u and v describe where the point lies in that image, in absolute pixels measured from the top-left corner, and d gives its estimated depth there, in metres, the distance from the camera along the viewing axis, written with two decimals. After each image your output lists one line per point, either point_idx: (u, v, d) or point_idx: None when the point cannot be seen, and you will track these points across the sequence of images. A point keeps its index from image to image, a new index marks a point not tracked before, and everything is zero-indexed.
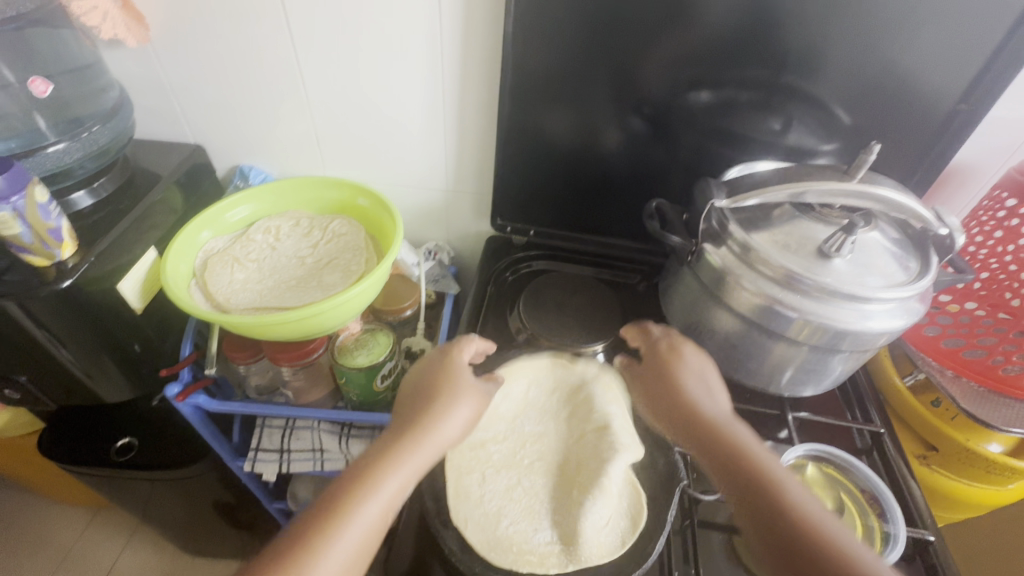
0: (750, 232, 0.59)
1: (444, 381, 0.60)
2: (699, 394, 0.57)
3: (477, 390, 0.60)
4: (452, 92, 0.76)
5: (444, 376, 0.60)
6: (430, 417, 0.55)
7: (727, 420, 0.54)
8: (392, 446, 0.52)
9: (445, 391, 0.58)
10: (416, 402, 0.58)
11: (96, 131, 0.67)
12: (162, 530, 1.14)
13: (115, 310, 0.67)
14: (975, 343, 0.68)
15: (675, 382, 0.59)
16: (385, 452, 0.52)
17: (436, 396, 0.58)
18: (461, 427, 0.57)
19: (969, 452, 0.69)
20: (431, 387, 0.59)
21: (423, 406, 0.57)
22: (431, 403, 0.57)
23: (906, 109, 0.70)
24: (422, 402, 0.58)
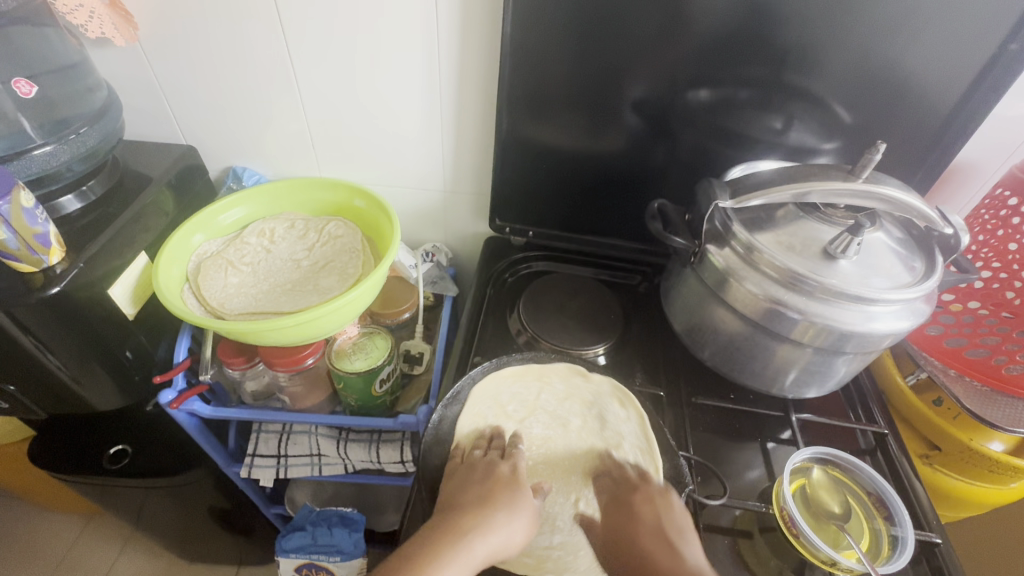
0: (754, 233, 0.59)
1: (508, 488, 0.57)
2: (660, 546, 0.53)
3: (532, 509, 0.57)
4: (449, 92, 0.75)
5: (505, 485, 0.57)
6: (487, 524, 0.53)
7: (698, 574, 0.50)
8: (457, 532, 0.51)
9: (506, 497, 0.56)
10: (472, 491, 0.56)
11: (84, 132, 0.65)
12: (157, 536, 1.12)
13: (105, 316, 0.66)
14: (978, 343, 0.68)
15: (643, 541, 0.54)
16: (451, 535, 0.51)
17: (496, 500, 0.55)
18: (509, 547, 0.54)
19: (972, 451, 0.69)
20: (490, 475, 0.58)
21: (483, 501, 0.54)
22: (492, 512, 0.54)
23: (909, 108, 0.70)
24: (481, 489, 0.56)
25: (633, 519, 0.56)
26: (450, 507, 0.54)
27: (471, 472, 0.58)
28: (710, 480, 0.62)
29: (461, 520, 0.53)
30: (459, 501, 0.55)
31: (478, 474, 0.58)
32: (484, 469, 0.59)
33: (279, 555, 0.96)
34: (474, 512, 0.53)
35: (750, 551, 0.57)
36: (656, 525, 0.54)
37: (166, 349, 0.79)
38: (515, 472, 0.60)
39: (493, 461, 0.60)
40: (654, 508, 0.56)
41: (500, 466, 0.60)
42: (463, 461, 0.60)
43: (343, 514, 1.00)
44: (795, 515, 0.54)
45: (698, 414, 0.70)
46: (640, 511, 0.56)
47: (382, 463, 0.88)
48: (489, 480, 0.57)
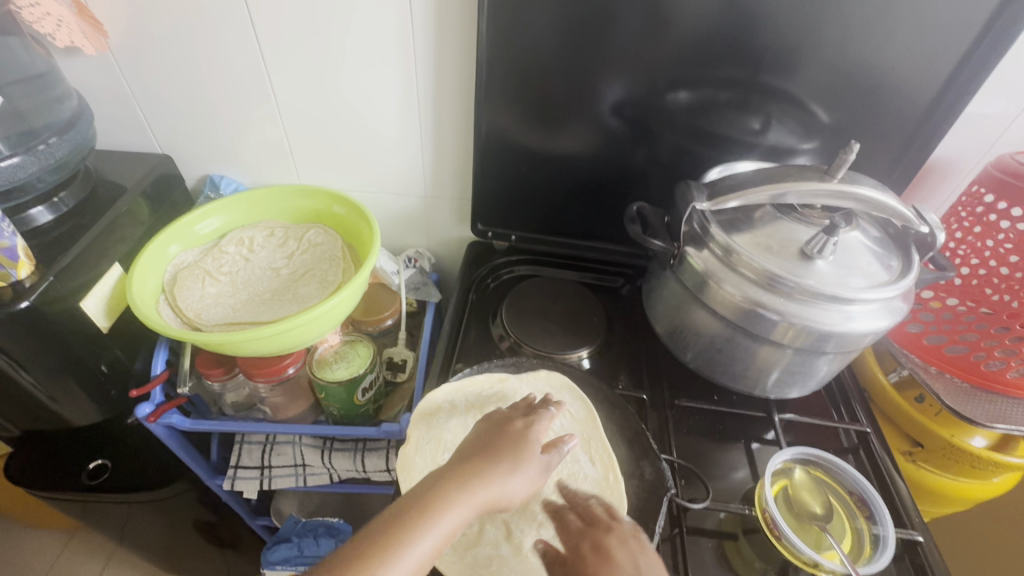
0: (731, 234, 0.59)
1: (517, 439, 0.46)
2: None
3: (545, 465, 0.46)
4: (427, 96, 0.75)
5: (513, 437, 0.46)
6: (485, 475, 0.42)
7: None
8: (465, 481, 0.41)
9: (516, 449, 0.45)
10: (472, 449, 0.45)
11: (54, 143, 0.64)
12: (142, 550, 1.10)
13: (78, 330, 0.65)
14: (958, 340, 0.68)
15: None
16: (457, 479, 0.41)
17: (506, 453, 0.44)
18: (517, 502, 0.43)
19: (954, 447, 0.70)
20: (500, 429, 0.47)
21: (489, 454, 0.44)
22: (490, 462, 0.43)
23: (885, 106, 0.70)
24: (488, 444, 0.46)
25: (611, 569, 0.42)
26: (456, 460, 0.44)
27: (484, 428, 0.48)
28: (693, 482, 0.62)
29: (470, 467, 0.42)
30: (467, 454, 0.44)
31: (489, 431, 0.47)
32: (495, 421, 0.48)
33: (266, 567, 0.95)
34: (479, 462, 0.43)
35: (734, 553, 0.57)
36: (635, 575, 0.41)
37: (144, 362, 0.78)
38: (529, 428, 0.48)
39: (506, 416, 0.49)
40: (632, 551, 0.43)
41: (514, 422, 0.48)
42: (480, 420, 0.50)
43: (330, 524, 1.00)
44: (776, 516, 0.53)
45: (682, 416, 0.69)
46: (617, 555, 0.43)
47: (367, 472, 0.87)
48: (497, 434, 0.47)
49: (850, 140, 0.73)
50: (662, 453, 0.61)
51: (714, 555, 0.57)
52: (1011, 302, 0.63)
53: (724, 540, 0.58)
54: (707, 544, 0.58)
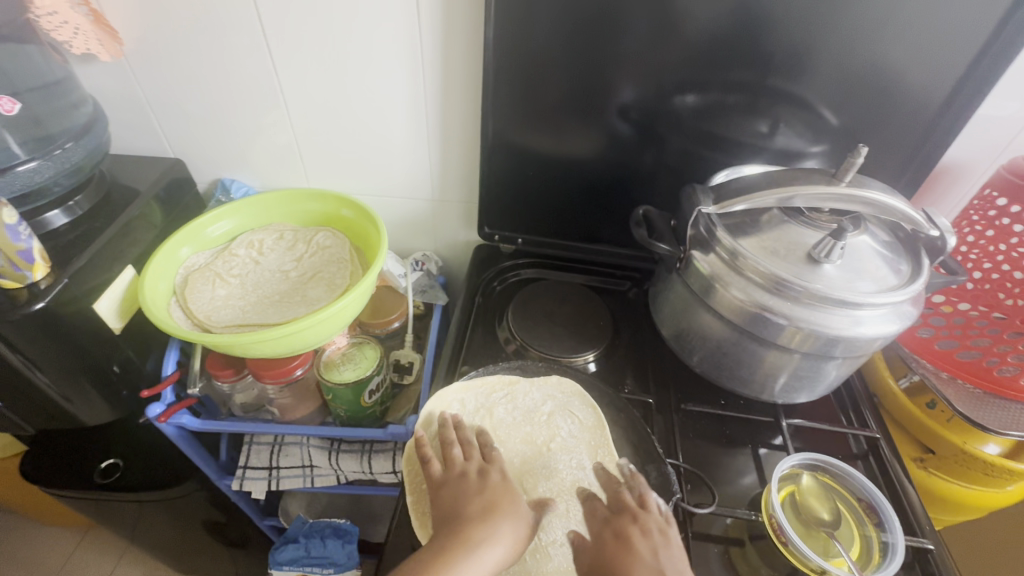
0: (738, 238, 0.58)
1: (498, 499, 0.49)
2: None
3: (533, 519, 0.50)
4: (435, 101, 0.75)
5: (504, 490, 0.50)
6: (475, 544, 0.45)
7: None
8: (466, 544, 0.45)
9: (506, 503, 0.49)
10: (458, 509, 0.48)
11: (69, 148, 0.65)
12: (152, 549, 1.12)
13: (91, 331, 0.66)
14: (970, 345, 0.67)
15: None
16: (457, 546, 0.45)
17: (501, 509, 0.48)
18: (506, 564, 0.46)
19: (965, 454, 0.68)
20: (485, 483, 0.51)
21: (487, 511, 0.48)
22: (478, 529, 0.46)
23: (895, 109, 0.69)
24: (481, 500, 0.49)
25: (630, 555, 0.45)
26: (449, 526, 0.47)
27: (465, 484, 0.51)
28: (699, 487, 0.61)
29: (466, 532, 0.46)
30: (462, 513, 0.48)
31: (470, 486, 0.51)
32: (477, 477, 0.52)
33: (273, 568, 0.96)
34: (474, 525, 0.47)
35: (741, 559, 0.57)
36: (655, 564, 0.45)
37: (155, 363, 0.79)
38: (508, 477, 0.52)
39: (483, 468, 0.53)
40: (653, 546, 0.46)
41: (493, 474, 0.52)
42: (451, 472, 0.53)
43: (336, 526, 1.00)
44: (782, 522, 0.53)
45: (688, 420, 0.69)
46: (637, 544, 0.46)
47: (374, 474, 0.88)
48: (486, 489, 0.50)
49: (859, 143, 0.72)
50: (667, 457, 0.60)
51: (720, 561, 0.57)
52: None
53: (731, 546, 0.58)
54: (714, 549, 0.58)
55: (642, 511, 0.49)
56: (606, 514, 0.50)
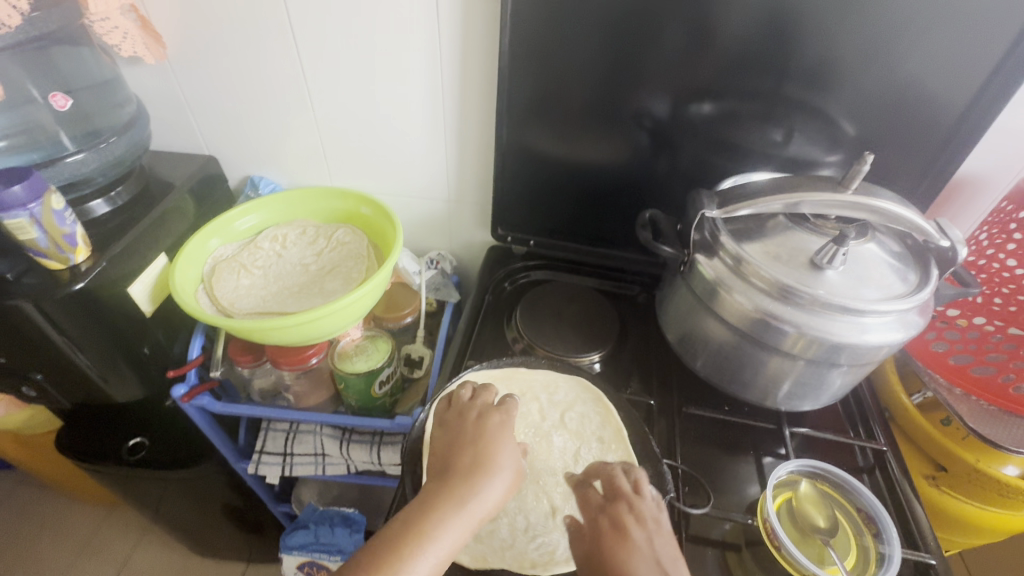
0: (742, 243, 0.59)
1: (486, 445, 0.51)
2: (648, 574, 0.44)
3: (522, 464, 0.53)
4: (453, 105, 0.78)
5: (499, 435, 0.53)
6: (467, 486, 0.48)
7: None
8: (459, 496, 0.47)
9: (499, 451, 0.51)
10: (454, 456, 0.51)
11: (113, 142, 0.70)
12: (171, 529, 1.16)
13: (124, 313, 0.70)
14: (985, 360, 0.66)
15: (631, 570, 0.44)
16: (449, 498, 0.47)
17: (493, 461, 0.50)
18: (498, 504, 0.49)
19: (979, 473, 0.67)
20: (483, 429, 0.53)
21: (480, 461, 0.50)
22: (469, 474, 0.49)
23: (910, 119, 0.69)
24: (475, 449, 0.51)
25: (627, 546, 0.46)
26: (447, 470, 0.49)
27: (461, 429, 0.54)
28: (697, 489, 0.62)
29: (460, 485, 0.48)
30: (455, 462, 0.50)
31: (462, 435, 0.53)
32: (472, 421, 0.54)
33: (283, 552, 0.99)
34: (469, 477, 0.49)
35: (737, 564, 0.57)
36: (652, 554, 0.45)
37: (181, 347, 0.83)
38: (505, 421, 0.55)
39: (479, 412, 0.55)
40: (648, 534, 0.46)
41: (491, 417, 0.55)
42: (451, 417, 0.56)
43: (346, 515, 1.03)
44: (777, 527, 0.52)
45: (689, 423, 0.69)
46: (633, 533, 0.46)
47: (383, 464, 0.91)
48: (481, 432, 0.53)
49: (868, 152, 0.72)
50: (664, 457, 0.60)
51: (716, 564, 0.57)
52: None
53: (728, 551, 0.58)
54: (710, 553, 0.58)
55: (638, 497, 0.49)
56: (602, 502, 0.50)
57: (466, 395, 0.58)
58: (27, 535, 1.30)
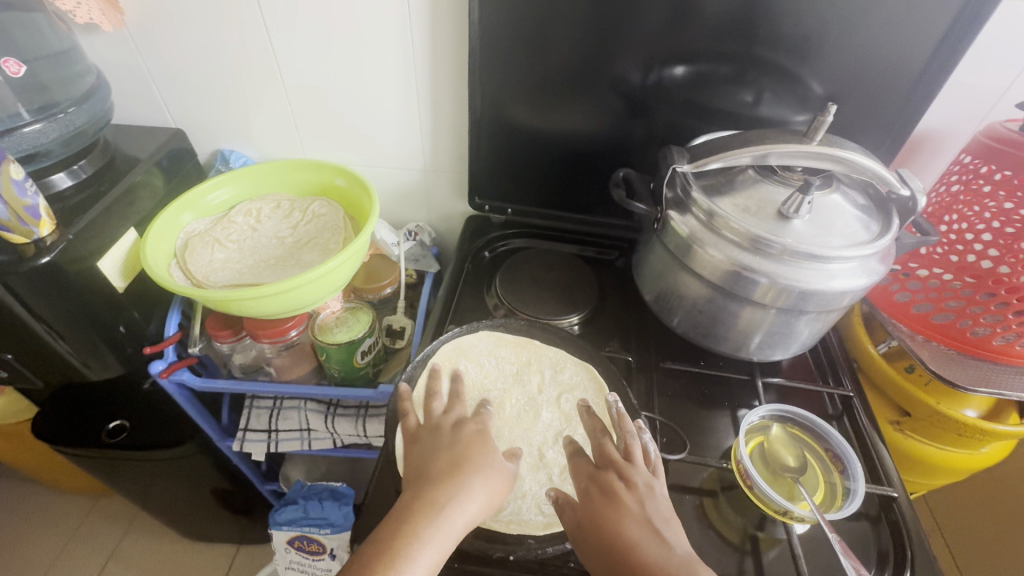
0: (714, 198, 0.60)
1: (467, 451, 0.51)
2: (647, 537, 0.45)
3: (508, 470, 0.52)
4: (426, 71, 0.77)
5: (476, 443, 0.52)
6: (446, 494, 0.47)
7: (691, 560, 0.43)
8: (441, 503, 0.46)
9: (480, 456, 0.50)
10: (432, 463, 0.50)
11: (72, 112, 0.68)
12: (157, 514, 1.16)
13: (95, 288, 0.69)
14: (944, 307, 0.68)
15: (628, 535, 0.45)
16: (426, 508, 0.46)
17: (474, 463, 0.50)
18: (485, 510, 0.48)
19: (939, 415, 0.70)
20: (459, 438, 0.52)
21: (456, 467, 0.49)
22: (449, 480, 0.48)
23: (873, 76, 0.70)
24: (450, 456, 0.51)
25: (619, 509, 0.47)
26: (422, 481, 0.48)
27: (437, 438, 0.53)
28: (674, 439, 0.64)
29: (439, 491, 0.47)
30: (431, 470, 0.49)
31: (444, 442, 0.52)
32: (450, 431, 0.54)
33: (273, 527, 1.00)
34: (448, 481, 0.48)
35: (712, 508, 0.59)
36: (642, 514, 0.46)
37: (158, 324, 0.82)
38: (483, 429, 0.54)
39: (457, 423, 0.55)
40: (639, 497, 0.47)
41: (467, 427, 0.54)
42: (427, 430, 0.55)
43: (334, 489, 1.03)
44: (749, 468, 0.54)
45: (667, 378, 0.71)
46: (624, 498, 0.47)
47: (368, 437, 0.93)
48: (459, 443, 0.52)
49: (833, 103, 0.73)
50: (642, 410, 0.61)
51: (693, 509, 0.59)
52: (992, 268, 0.63)
53: (705, 497, 0.60)
54: (688, 499, 0.60)
55: (628, 466, 0.50)
56: (592, 470, 0.51)
57: (439, 406, 0.57)
58: (8, 529, 1.28)
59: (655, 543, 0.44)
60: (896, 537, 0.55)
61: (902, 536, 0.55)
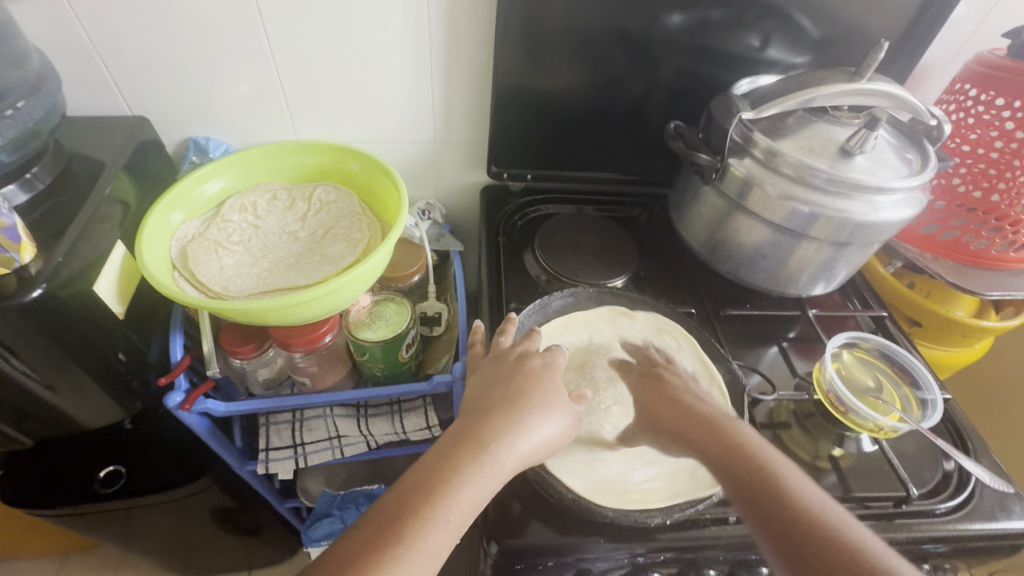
0: (775, 140, 0.61)
1: (522, 388, 0.51)
2: (696, 400, 0.56)
3: (572, 410, 0.52)
4: (437, 30, 0.69)
5: (536, 380, 0.52)
6: (498, 433, 0.47)
7: (729, 418, 0.53)
8: (497, 439, 0.46)
9: (537, 395, 0.51)
10: (488, 396, 0.51)
11: (25, 106, 0.53)
12: (154, 556, 1.03)
13: (93, 317, 0.58)
14: (950, 226, 0.76)
15: (676, 395, 0.57)
16: (474, 442, 0.46)
17: (530, 400, 0.50)
18: (539, 448, 0.49)
19: (947, 321, 0.78)
20: (518, 372, 0.53)
21: (511, 403, 0.50)
22: (503, 417, 0.48)
23: (878, 14, 0.74)
24: (506, 390, 0.52)
25: (660, 382, 0.60)
26: (477, 413, 0.49)
27: (498, 369, 0.55)
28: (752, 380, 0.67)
29: (493, 425, 0.48)
30: (485, 407, 0.50)
31: (503, 372, 0.54)
32: (512, 362, 0.55)
33: (310, 545, 0.96)
34: (502, 418, 0.48)
35: (790, 437, 0.62)
36: (685, 388, 0.59)
37: (158, 349, 0.71)
38: (549, 366, 0.55)
39: (522, 355, 0.56)
40: (682, 380, 0.60)
41: (532, 360, 0.55)
42: (489, 361, 0.57)
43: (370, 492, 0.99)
44: (841, 394, 0.59)
45: (724, 324, 0.73)
46: (669, 378, 0.60)
47: (407, 433, 0.87)
48: (517, 376, 0.53)
49: (884, 40, 0.75)
50: (732, 355, 0.64)
51: (776, 441, 0.62)
52: (985, 198, 0.72)
53: (780, 430, 0.63)
54: (770, 432, 0.63)
55: (666, 362, 0.63)
56: (643, 367, 0.63)
57: (506, 341, 0.59)
58: None
59: (697, 405, 0.55)
60: (955, 433, 0.63)
61: (959, 430, 0.62)
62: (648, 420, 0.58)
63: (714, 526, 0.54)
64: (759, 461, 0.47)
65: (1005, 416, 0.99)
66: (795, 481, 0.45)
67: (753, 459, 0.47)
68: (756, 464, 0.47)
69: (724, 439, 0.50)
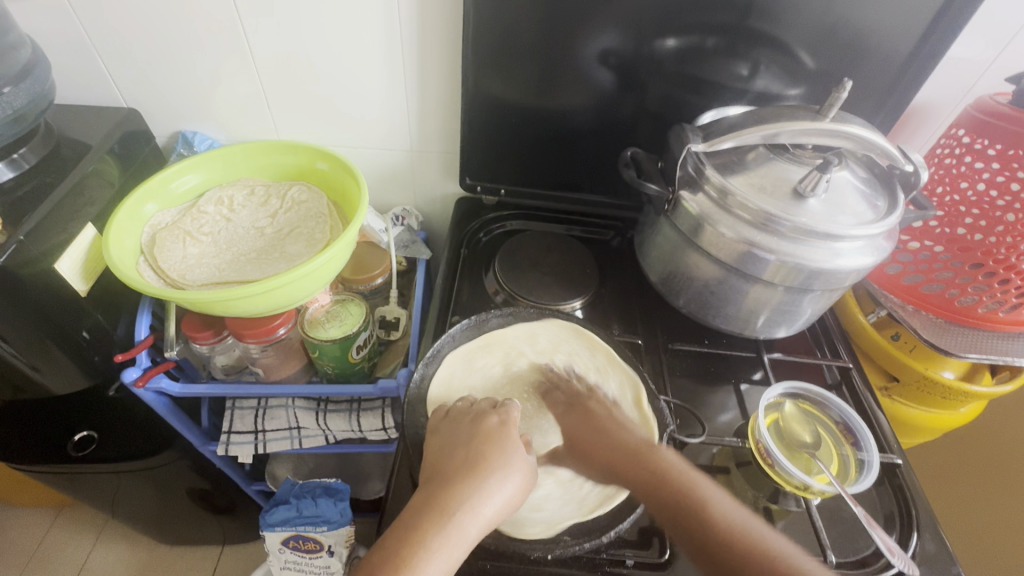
0: (727, 176, 0.59)
1: (492, 438, 0.53)
2: (622, 427, 0.57)
3: (529, 465, 0.52)
4: (410, 45, 0.71)
5: (494, 440, 0.53)
6: (459, 500, 0.47)
7: (653, 446, 0.53)
8: (462, 505, 0.47)
9: (496, 457, 0.51)
10: (453, 456, 0.51)
11: (9, 93, 0.58)
12: (133, 523, 1.10)
13: (56, 293, 0.63)
14: (934, 278, 0.72)
15: (601, 427, 0.57)
16: (434, 515, 0.45)
17: (489, 463, 0.50)
18: (502, 507, 0.49)
19: (928, 380, 0.73)
20: (478, 432, 0.53)
21: (472, 468, 0.49)
22: (466, 481, 0.48)
23: (868, 55, 0.70)
24: (467, 453, 0.51)
25: (586, 418, 0.59)
26: (438, 480, 0.49)
27: (457, 430, 0.54)
28: (688, 420, 0.64)
29: (455, 487, 0.48)
30: (447, 469, 0.50)
31: (465, 431, 0.54)
32: (471, 421, 0.55)
33: (264, 528, 0.96)
34: (463, 481, 0.48)
35: (726, 484, 0.59)
36: (609, 415, 0.59)
37: (126, 327, 0.76)
38: (505, 423, 0.55)
39: (479, 415, 0.56)
40: (606, 407, 0.60)
41: (489, 419, 0.55)
42: (448, 420, 0.56)
43: (326, 484, 0.99)
44: (769, 445, 0.58)
45: (675, 358, 0.71)
46: (594, 409, 0.60)
47: (363, 431, 0.88)
48: (478, 434, 0.53)
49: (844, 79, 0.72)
50: (660, 394, 0.62)
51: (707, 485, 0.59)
52: (982, 240, 0.66)
53: (716, 475, 0.60)
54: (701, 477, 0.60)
55: (595, 392, 0.63)
56: (568, 399, 0.63)
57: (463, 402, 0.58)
58: None
59: (619, 434, 0.56)
60: (902, 503, 0.58)
61: (907, 501, 0.58)
62: (575, 447, 0.57)
63: (609, 568, 0.51)
64: (691, 495, 0.47)
65: (974, 470, 1.01)
66: (721, 505, 0.46)
67: (688, 495, 0.47)
68: (679, 491, 0.47)
69: (638, 467, 0.51)
